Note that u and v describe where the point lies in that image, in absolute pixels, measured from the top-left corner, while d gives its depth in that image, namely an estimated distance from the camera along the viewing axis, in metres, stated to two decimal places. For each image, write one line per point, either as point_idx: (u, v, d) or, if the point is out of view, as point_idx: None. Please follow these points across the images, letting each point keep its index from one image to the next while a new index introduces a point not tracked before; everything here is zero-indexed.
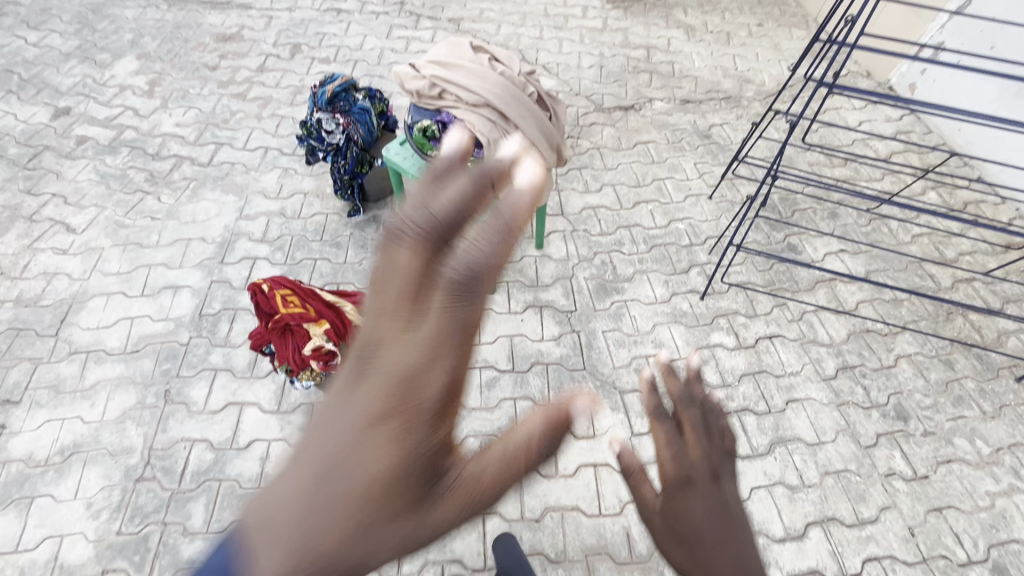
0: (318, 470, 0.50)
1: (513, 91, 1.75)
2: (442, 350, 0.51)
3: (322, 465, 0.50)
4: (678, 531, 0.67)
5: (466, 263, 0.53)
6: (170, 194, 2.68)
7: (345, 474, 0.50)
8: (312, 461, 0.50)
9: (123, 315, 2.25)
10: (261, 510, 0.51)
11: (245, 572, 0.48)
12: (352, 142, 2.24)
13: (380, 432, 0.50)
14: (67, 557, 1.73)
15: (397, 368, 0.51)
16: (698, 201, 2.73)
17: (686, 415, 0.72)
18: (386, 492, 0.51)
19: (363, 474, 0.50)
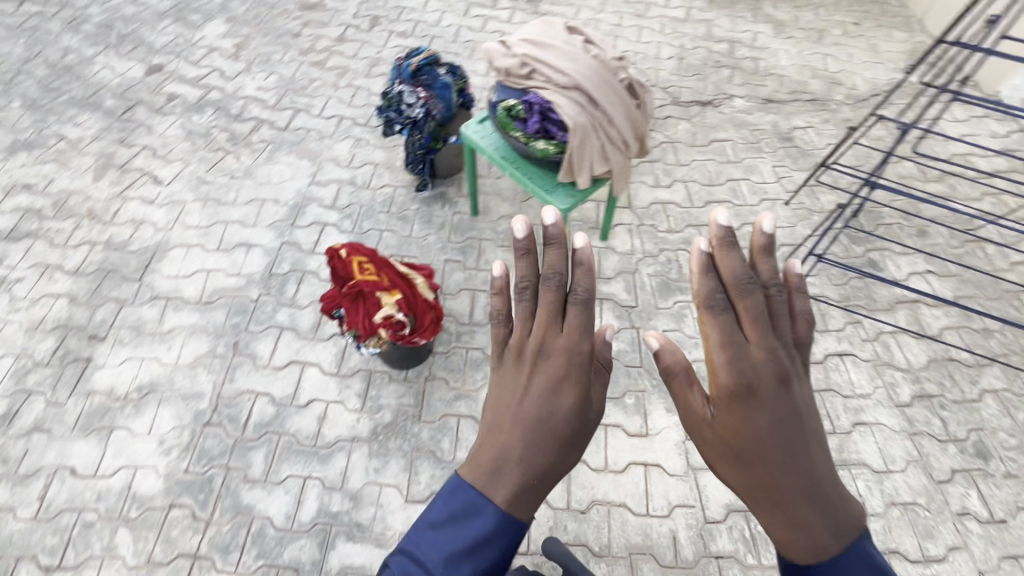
0: (530, 422, 0.85)
1: (605, 76, 1.70)
2: (583, 337, 0.90)
3: (521, 422, 0.85)
4: (734, 439, 0.80)
5: (583, 292, 0.92)
6: (249, 155, 2.77)
7: (547, 419, 0.85)
8: (524, 418, 0.85)
9: (200, 267, 2.36)
10: (493, 459, 0.83)
11: (493, 496, 0.79)
12: (431, 117, 2.23)
13: (554, 394, 0.87)
14: (140, 488, 1.84)
15: (559, 354, 0.89)
16: (774, 206, 2.60)
17: (742, 305, 0.82)
18: (570, 424, 0.87)
19: (558, 415, 0.85)
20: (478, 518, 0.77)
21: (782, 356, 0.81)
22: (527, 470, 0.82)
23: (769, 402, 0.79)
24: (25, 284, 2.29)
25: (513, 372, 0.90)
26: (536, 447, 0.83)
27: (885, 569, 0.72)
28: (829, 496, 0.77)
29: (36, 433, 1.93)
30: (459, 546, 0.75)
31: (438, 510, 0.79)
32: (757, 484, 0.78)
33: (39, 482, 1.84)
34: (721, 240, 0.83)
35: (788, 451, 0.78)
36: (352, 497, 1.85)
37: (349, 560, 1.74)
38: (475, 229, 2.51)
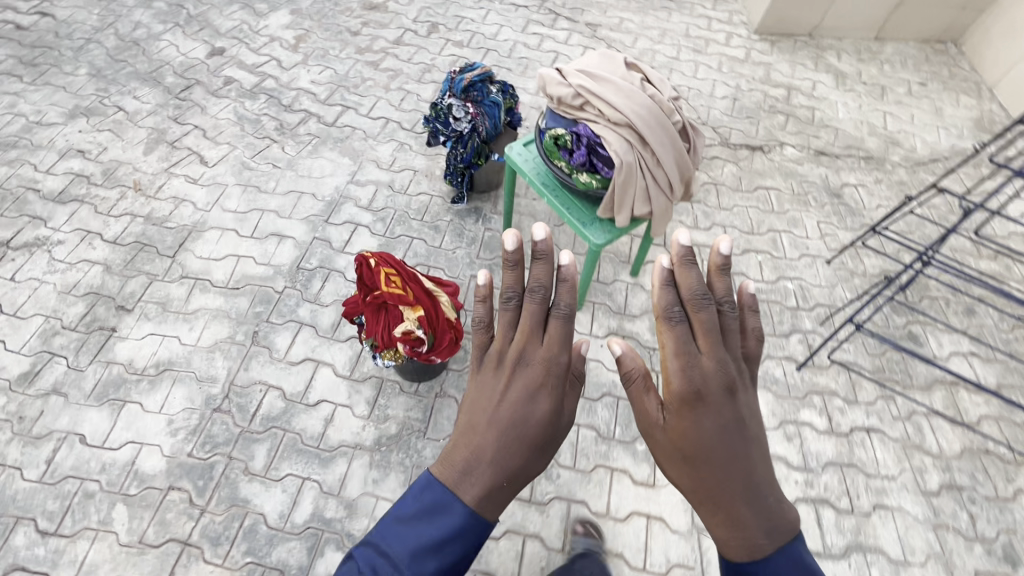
0: (506, 424, 0.95)
1: (660, 116, 1.66)
2: (559, 349, 1.03)
3: (496, 425, 0.95)
4: (685, 442, 0.92)
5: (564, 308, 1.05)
6: (294, 147, 2.81)
7: (522, 422, 0.96)
8: (501, 421, 0.95)
9: (232, 251, 2.39)
10: (468, 458, 0.92)
11: (463, 495, 0.89)
12: (475, 133, 2.22)
13: (532, 398, 0.98)
14: (143, 466, 1.86)
15: (538, 363, 1.01)
16: (814, 263, 2.51)
17: (697, 319, 0.97)
18: (542, 430, 0.97)
19: (532, 419, 0.96)
20: (449, 516, 0.87)
21: (729, 368, 0.95)
22: (500, 467, 0.92)
23: (714, 407, 0.92)
24: (65, 247, 2.35)
25: (493, 378, 1.01)
26: (509, 448, 0.93)
27: (807, 564, 0.85)
28: (767, 503, 0.89)
29: (54, 396, 1.97)
30: (425, 541, 0.85)
31: (409, 506, 0.90)
32: (701, 484, 0.90)
33: (49, 445, 1.88)
34: (681, 260, 1.02)
35: (731, 456, 0.90)
36: (348, 505, 1.83)
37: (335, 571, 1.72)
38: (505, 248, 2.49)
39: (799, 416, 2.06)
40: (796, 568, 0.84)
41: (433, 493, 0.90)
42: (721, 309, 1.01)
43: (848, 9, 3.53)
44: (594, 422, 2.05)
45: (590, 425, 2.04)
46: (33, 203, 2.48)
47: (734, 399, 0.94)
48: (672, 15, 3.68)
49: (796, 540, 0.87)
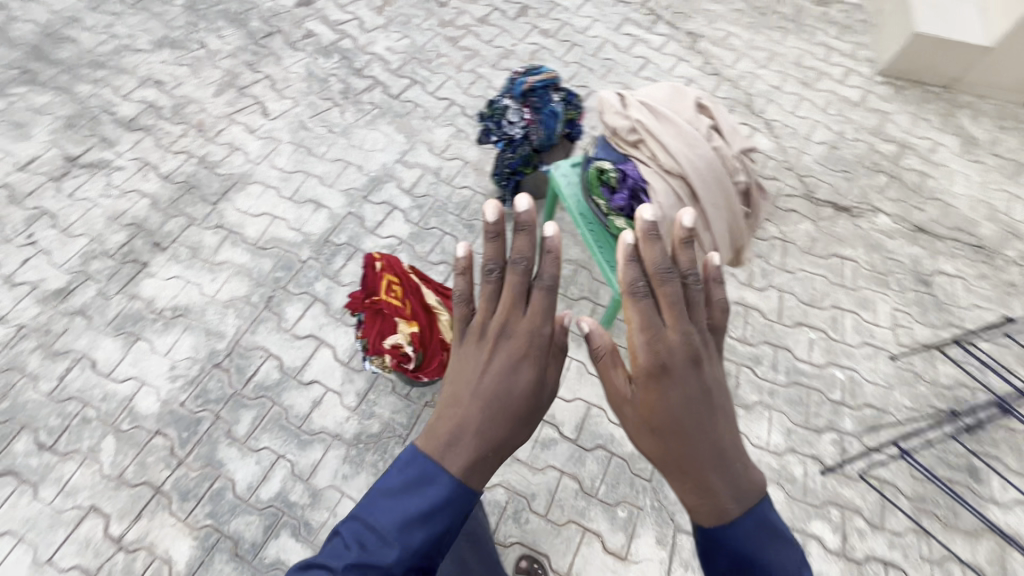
0: (489, 397, 0.97)
1: (718, 171, 1.45)
2: (541, 322, 1.03)
3: (479, 396, 0.97)
4: (655, 417, 0.96)
5: (546, 280, 1.04)
6: (353, 114, 2.77)
7: (504, 393, 0.98)
8: (483, 394, 0.97)
9: (269, 210, 2.40)
10: (452, 430, 0.95)
11: (446, 468, 0.92)
12: (526, 140, 2.07)
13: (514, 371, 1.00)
14: (139, 404, 1.93)
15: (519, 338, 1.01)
16: (875, 356, 2.20)
17: (663, 292, 1.00)
18: (524, 399, 0.99)
19: (514, 390, 0.99)
20: (432, 488, 0.90)
21: (696, 341, 0.98)
22: (485, 437, 0.95)
23: (680, 380, 0.96)
24: (123, 174, 2.46)
25: (475, 352, 1.02)
26: (492, 418, 0.96)
27: (774, 527, 0.93)
28: (739, 471, 0.95)
29: (79, 316, 2.08)
30: (412, 513, 0.88)
31: (394, 480, 0.92)
32: (672, 456, 0.95)
33: (64, 363, 1.99)
34: (647, 235, 1.01)
35: (699, 425, 0.95)
36: (313, 494, 1.82)
37: (285, 557, 1.72)
38: None
39: (808, 526, 1.84)
40: (763, 529, 0.92)
41: (417, 468, 0.93)
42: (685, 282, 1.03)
43: (1007, 61, 2.99)
44: (580, 473, 1.92)
45: (575, 475, 1.92)
46: (105, 125, 2.60)
47: (700, 371, 0.97)
48: (787, 39, 3.28)
49: (763, 502, 0.94)
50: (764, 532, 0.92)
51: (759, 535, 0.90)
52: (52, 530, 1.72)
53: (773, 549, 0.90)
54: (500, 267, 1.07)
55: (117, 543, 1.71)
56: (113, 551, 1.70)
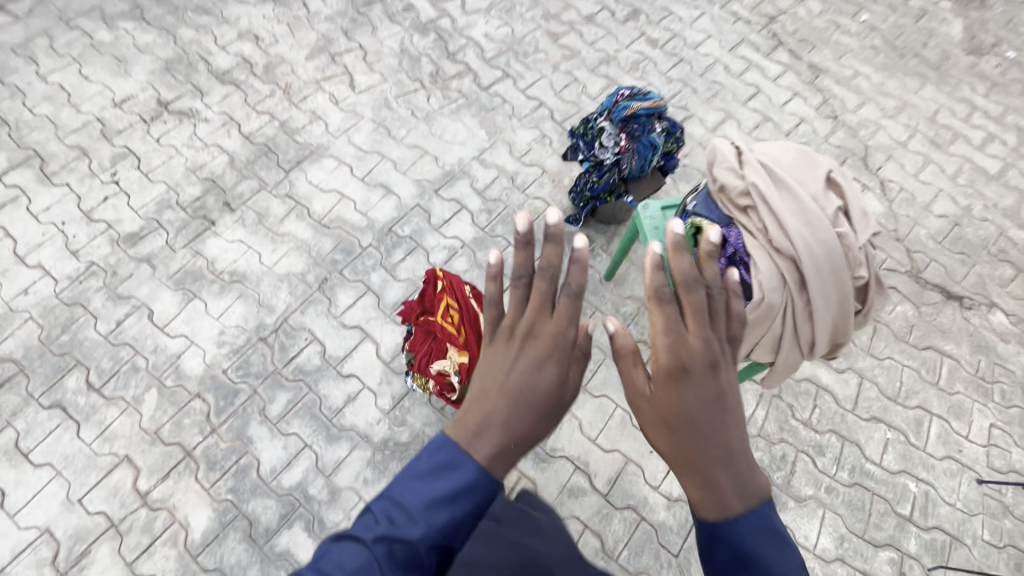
0: (511, 391, 0.86)
1: (837, 262, 1.25)
2: (565, 321, 0.92)
3: (505, 390, 0.86)
4: (673, 418, 0.86)
5: (571, 285, 0.93)
6: (438, 100, 2.67)
7: (529, 386, 0.87)
8: (502, 387, 0.87)
9: (339, 188, 2.36)
10: (466, 424, 0.85)
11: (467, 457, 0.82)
12: (615, 167, 1.91)
13: (538, 366, 0.88)
14: (185, 364, 1.96)
15: (547, 337, 0.89)
16: (958, 474, 1.96)
17: (687, 297, 0.90)
18: (548, 395, 0.88)
19: (537, 384, 0.87)
20: (458, 471, 0.81)
21: (718, 346, 0.88)
22: (499, 432, 0.84)
23: (699, 381, 0.86)
24: (208, 127, 2.47)
25: (504, 349, 0.90)
26: (511, 408, 0.85)
27: (781, 531, 0.84)
28: (750, 472, 0.86)
29: (145, 264, 2.12)
30: (439, 493, 0.79)
31: (423, 463, 0.83)
32: (681, 453, 0.86)
33: (125, 307, 2.04)
34: (675, 244, 0.92)
35: (712, 423, 0.86)
36: (332, 492, 1.80)
37: (294, 550, 1.71)
38: (599, 293, 2.21)
39: None
40: (767, 531, 0.84)
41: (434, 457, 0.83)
42: (710, 291, 0.91)
43: None
44: (604, 531, 1.82)
45: (598, 532, 1.82)
46: (200, 74, 2.62)
47: (721, 375, 0.87)
48: (925, 89, 2.92)
49: (767, 502, 0.86)
50: (765, 533, 0.83)
51: (763, 534, 0.82)
52: (87, 472, 1.78)
53: (773, 548, 0.82)
54: (530, 272, 0.94)
55: (142, 498, 1.75)
56: (138, 505, 1.74)
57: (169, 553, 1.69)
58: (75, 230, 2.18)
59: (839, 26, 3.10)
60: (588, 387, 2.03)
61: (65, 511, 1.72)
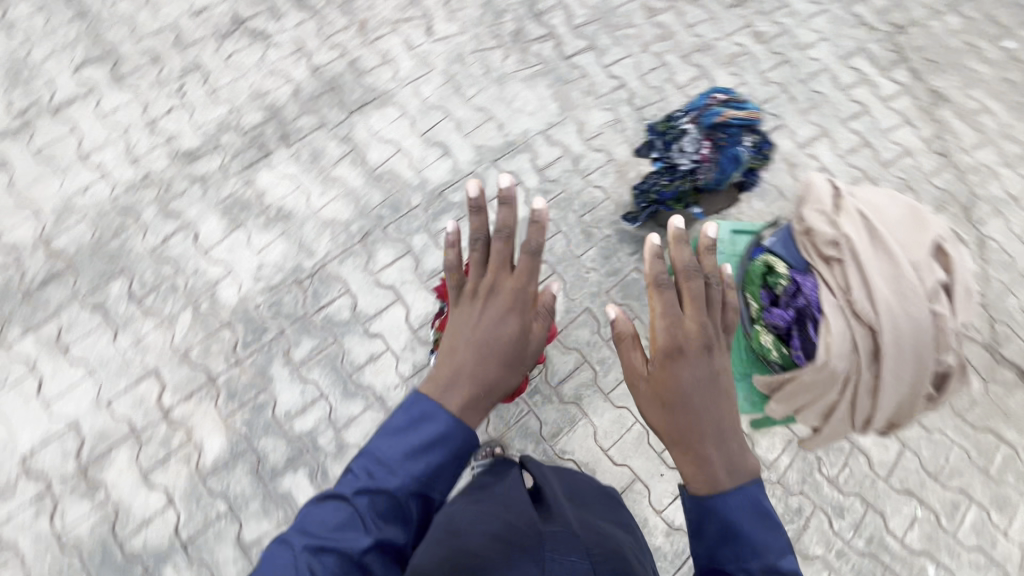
0: (480, 343, 1.04)
1: (923, 344, 1.12)
2: (524, 280, 1.09)
3: (473, 343, 1.04)
4: (665, 392, 0.98)
5: (528, 245, 1.10)
6: (514, 62, 2.51)
7: (496, 340, 1.04)
8: (474, 339, 1.04)
9: (397, 140, 2.28)
10: (443, 371, 1.03)
11: (442, 404, 1.00)
12: (690, 175, 1.75)
13: (503, 319, 1.06)
14: (221, 292, 1.98)
15: (508, 291, 1.08)
16: (983, 569, 1.83)
17: (686, 284, 1.03)
18: (516, 344, 1.05)
19: (503, 336, 1.05)
20: (432, 423, 0.99)
21: (711, 330, 1.00)
22: (466, 382, 1.01)
23: (691, 361, 0.98)
24: (278, 52, 2.41)
25: (469, 307, 1.08)
26: (477, 360, 1.03)
27: (767, 509, 0.96)
28: (737, 449, 0.98)
29: (198, 185, 2.13)
30: (414, 446, 0.98)
31: (398, 419, 1.01)
32: (677, 429, 0.97)
33: (173, 224, 2.06)
34: (676, 238, 1.07)
35: (705, 403, 0.97)
36: (339, 446, 1.82)
37: (295, 493, 1.76)
38: (642, 301, 2.11)
39: None
40: (753, 510, 0.95)
41: (414, 406, 1.01)
42: (709, 282, 1.04)
43: None
44: None
45: None
46: None
47: (711, 357, 0.99)
48: None
49: (754, 482, 0.97)
50: (754, 512, 0.95)
51: (751, 512, 0.94)
52: (118, 377, 1.85)
53: (760, 529, 0.94)
54: (486, 235, 1.13)
55: (164, 413, 1.82)
56: (159, 419, 1.81)
57: (181, 470, 1.76)
58: (137, 137, 2.20)
59: (975, 51, 2.73)
60: (612, 395, 1.96)
61: (94, 410, 1.81)
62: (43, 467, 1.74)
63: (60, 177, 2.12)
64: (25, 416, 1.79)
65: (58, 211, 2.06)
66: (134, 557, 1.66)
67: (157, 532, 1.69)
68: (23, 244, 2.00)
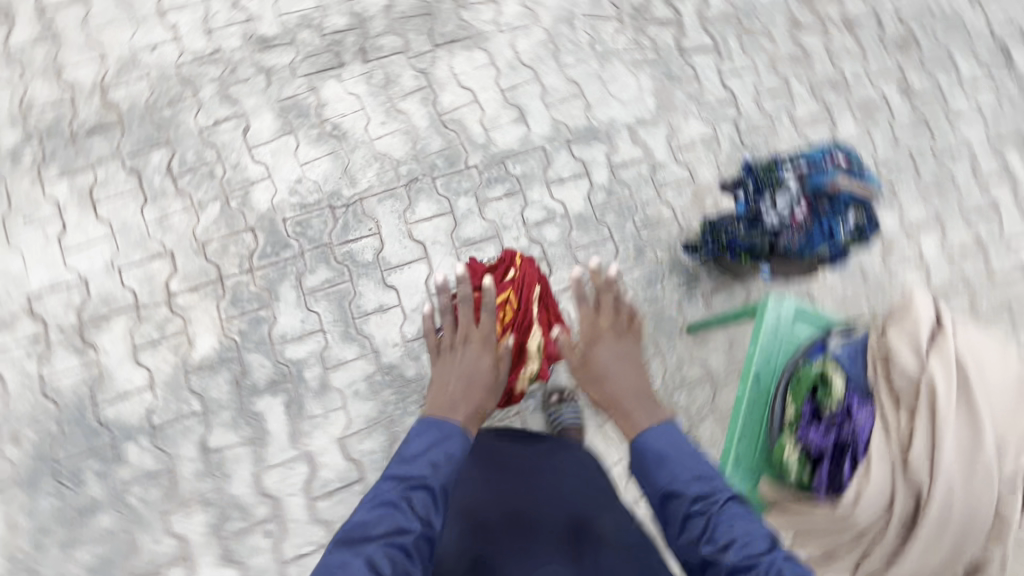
0: (464, 378, 1.25)
1: (972, 526, 0.96)
2: (486, 329, 1.31)
3: (460, 380, 1.25)
4: (593, 370, 1.31)
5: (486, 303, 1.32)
6: (626, 40, 2.25)
7: (475, 373, 1.27)
8: (458, 375, 1.26)
9: (475, 90, 2.11)
10: (436, 401, 1.23)
11: (446, 422, 1.18)
12: (772, 233, 1.54)
13: (479, 359, 1.28)
14: (255, 194, 1.92)
15: (478, 337, 1.30)
16: None
17: (600, 297, 1.38)
18: (494, 370, 1.28)
19: (481, 368, 1.27)
20: (449, 429, 1.17)
21: (621, 327, 1.36)
22: (464, 406, 1.22)
23: (608, 345, 1.33)
24: None
25: (449, 358, 1.29)
26: (466, 390, 1.24)
27: (684, 440, 1.17)
28: (655, 406, 1.25)
29: (262, 76, 2.03)
30: (441, 447, 1.14)
31: (416, 437, 1.16)
32: (607, 397, 1.28)
33: (228, 110, 1.98)
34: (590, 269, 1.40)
35: (626, 376, 1.29)
36: (322, 385, 1.79)
37: (268, 416, 1.75)
38: (670, 340, 1.96)
39: None
40: (670, 442, 1.16)
41: (426, 426, 1.18)
42: (616, 296, 1.38)
43: None
44: None
45: None
46: None
47: (622, 343, 1.34)
48: None
49: (668, 421, 1.21)
50: (673, 445, 1.15)
51: (663, 440, 1.16)
52: (134, 248, 1.84)
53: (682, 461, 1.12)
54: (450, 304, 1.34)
55: (168, 297, 1.81)
56: (162, 301, 1.80)
57: (168, 358, 1.76)
58: (218, 7, 2.08)
59: None
60: (606, 426, 1.86)
61: (104, 272, 1.81)
62: (45, 311, 1.76)
63: (133, 26, 2.04)
64: (41, 257, 1.81)
65: (123, 62, 2.00)
66: (104, 425, 1.70)
67: (131, 408, 1.71)
68: (81, 85, 1.96)
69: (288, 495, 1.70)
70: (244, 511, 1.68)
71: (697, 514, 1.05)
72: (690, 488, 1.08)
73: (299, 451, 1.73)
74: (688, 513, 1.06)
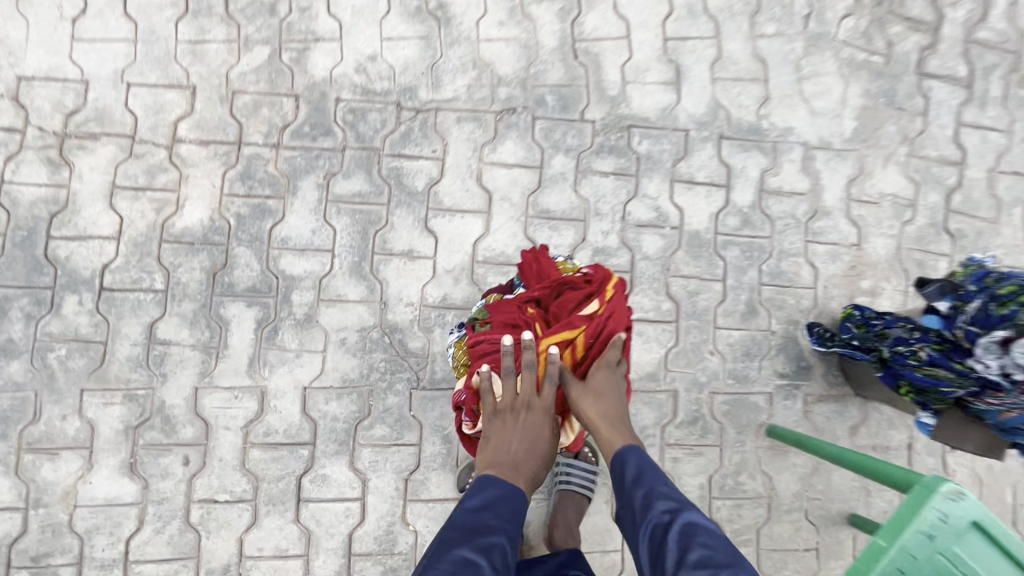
0: (525, 443, 1.00)
1: None
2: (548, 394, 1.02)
3: (520, 447, 1.00)
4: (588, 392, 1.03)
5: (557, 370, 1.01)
6: (853, 28, 1.63)
7: (537, 438, 1.01)
8: (519, 439, 1.00)
9: (633, 24, 1.56)
10: (490, 463, 0.99)
11: (510, 484, 0.98)
12: (978, 384, 1.06)
13: (541, 425, 1.02)
14: (314, 54, 1.49)
15: (542, 402, 1.02)
16: None
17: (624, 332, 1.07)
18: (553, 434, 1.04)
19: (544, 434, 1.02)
20: (507, 487, 0.97)
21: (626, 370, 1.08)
22: (528, 468, 1.00)
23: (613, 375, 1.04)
24: None
25: (506, 419, 1.01)
26: (527, 454, 1.00)
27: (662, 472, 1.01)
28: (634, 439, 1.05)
29: None
30: (503, 497, 0.96)
31: (474, 500, 0.95)
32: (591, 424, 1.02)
33: None
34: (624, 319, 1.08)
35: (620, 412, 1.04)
36: (308, 318, 1.42)
37: (234, 327, 1.41)
38: (741, 432, 1.50)
39: None
40: (646, 467, 1.00)
41: (486, 489, 0.96)
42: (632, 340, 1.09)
43: None
44: None
45: None
46: None
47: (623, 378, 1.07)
48: None
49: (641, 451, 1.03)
50: (648, 469, 1.00)
51: (645, 464, 1.00)
52: (153, 67, 1.46)
53: (655, 480, 0.99)
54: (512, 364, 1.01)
55: (171, 141, 1.44)
56: (163, 143, 1.44)
57: (148, 214, 1.42)
58: None
59: None
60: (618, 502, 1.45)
61: (110, 82, 1.45)
62: (30, 103, 1.43)
63: None
64: (47, 35, 1.45)
65: None
66: (50, 261, 1.39)
67: (86, 255, 1.40)
68: None
69: (222, 428, 1.39)
70: (167, 424, 1.38)
71: (658, 518, 0.92)
72: (656, 489, 0.96)
73: (253, 382, 1.40)
74: (651, 517, 0.93)
